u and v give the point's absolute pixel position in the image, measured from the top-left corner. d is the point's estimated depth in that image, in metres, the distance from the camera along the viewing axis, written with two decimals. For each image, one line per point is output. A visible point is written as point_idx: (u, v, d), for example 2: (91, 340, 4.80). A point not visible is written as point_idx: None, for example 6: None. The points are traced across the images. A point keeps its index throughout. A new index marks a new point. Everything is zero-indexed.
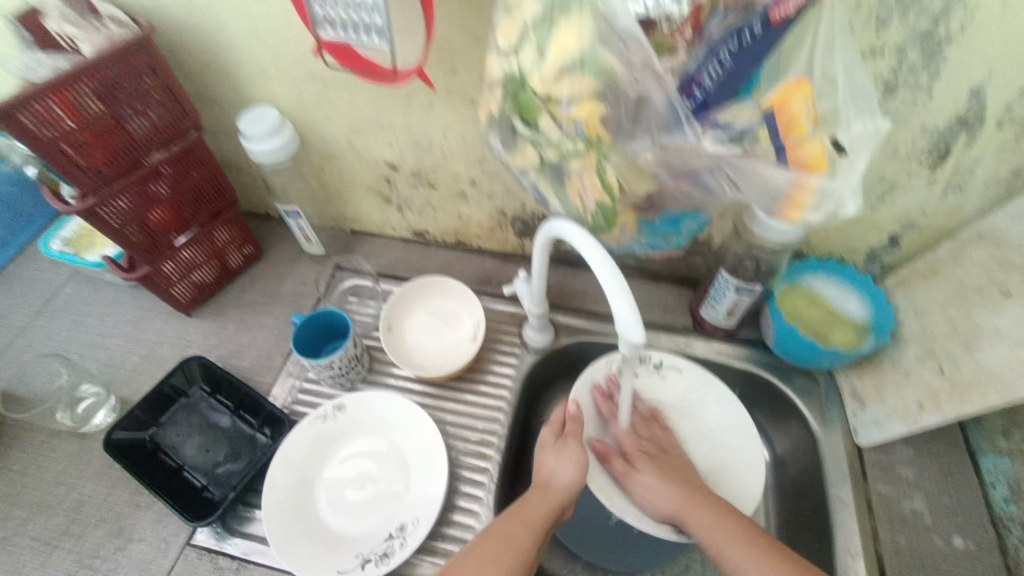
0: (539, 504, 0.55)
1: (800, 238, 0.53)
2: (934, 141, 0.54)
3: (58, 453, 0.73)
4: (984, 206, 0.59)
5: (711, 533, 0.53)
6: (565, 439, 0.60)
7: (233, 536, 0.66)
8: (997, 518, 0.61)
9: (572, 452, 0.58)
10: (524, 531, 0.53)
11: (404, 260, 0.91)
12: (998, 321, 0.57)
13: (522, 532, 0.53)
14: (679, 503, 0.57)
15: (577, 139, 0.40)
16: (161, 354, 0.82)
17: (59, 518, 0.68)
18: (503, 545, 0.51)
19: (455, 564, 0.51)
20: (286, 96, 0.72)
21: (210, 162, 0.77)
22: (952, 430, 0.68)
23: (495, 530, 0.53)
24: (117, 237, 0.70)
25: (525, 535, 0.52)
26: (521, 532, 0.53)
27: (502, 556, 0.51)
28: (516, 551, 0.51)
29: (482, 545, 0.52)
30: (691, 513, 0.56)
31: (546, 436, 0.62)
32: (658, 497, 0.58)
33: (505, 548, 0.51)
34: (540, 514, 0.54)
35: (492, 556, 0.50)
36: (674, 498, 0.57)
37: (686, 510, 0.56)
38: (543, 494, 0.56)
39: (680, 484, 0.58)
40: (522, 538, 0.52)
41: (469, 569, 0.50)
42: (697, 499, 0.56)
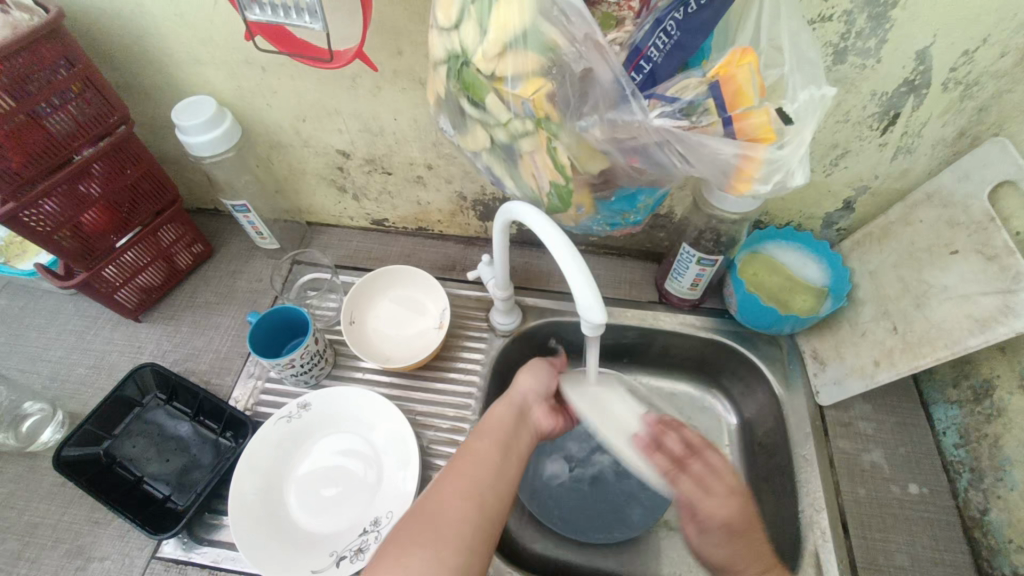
0: (503, 419, 0.58)
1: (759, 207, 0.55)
2: (881, 106, 0.55)
3: (5, 475, 0.69)
4: (930, 167, 0.61)
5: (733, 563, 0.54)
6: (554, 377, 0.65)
7: (201, 544, 0.64)
8: (949, 464, 0.65)
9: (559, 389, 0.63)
10: (498, 453, 0.54)
11: (365, 251, 0.88)
12: (945, 278, 0.59)
13: (484, 443, 0.55)
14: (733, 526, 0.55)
15: (526, 118, 0.39)
16: (111, 364, 0.78)
17: (13, 541, 0.65)
18: (481, 463, 0.53)
19: (435, 481, 0.52)
20: (224, 84, 0.68)
21: (144, 157, 0.72)
22: (905, 385, 0.71)
23: (464, 451, 0.54)
24: (48, 244, 0.65)
25: (500, 457, 0.54)
26: (494, 449, 0.54)
27: (483, 476, 0.52)
28: (480, 461, 0.53)
29: (462, 461, 0.53)
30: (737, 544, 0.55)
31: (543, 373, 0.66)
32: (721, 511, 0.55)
33: (483, 470, 0.52)
34: (498, 424, 0.57)
35: (470, 470, 0.52)
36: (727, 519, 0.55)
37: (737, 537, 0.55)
38: (523, 427, 0.59)
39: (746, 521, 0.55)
40: (482, 447, 0.54)
41: (450, 478, 0.51)
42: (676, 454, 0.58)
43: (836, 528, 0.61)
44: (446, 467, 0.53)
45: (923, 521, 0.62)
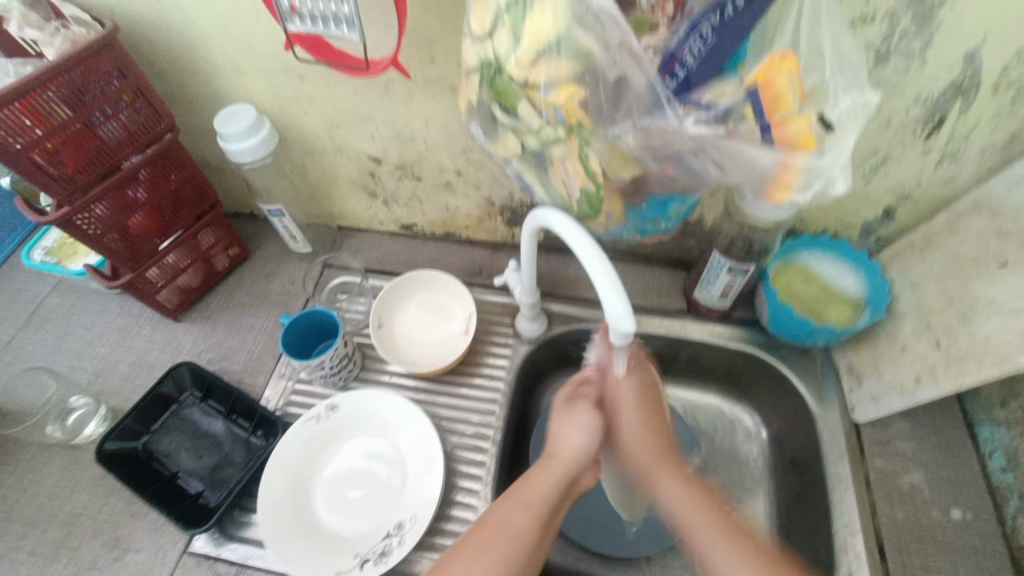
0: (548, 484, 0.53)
1: (795, 216, 0.53)
2: (926, 110, 0.53)
3: (51, 466, 0.73)
4: (978, 174, 0.58)
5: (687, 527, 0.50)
6: (575, 405, 0.60)
7: (230, 541, 0.66)
8: (994, 488, 0.61)
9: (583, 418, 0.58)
10: (520, 513, 0.50)
11: (393, 255, 0.90)
12: (993, 291, 0.57)
13: (519, 516, 0.50)
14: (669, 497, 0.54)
15: (557, 125, 0.40)
16: (151, 362, 0.81)
17: (56, 531, 0.68)
18: (499, 533, 0.48)
19: (452, 551, 0.48)
20: (263, 92, 0.70)
21: (188, 163, 0.75)
22: (949, 403, 0.67)
23: (490, 518, 0.50)
24: (98, 246, 0.69)
25: (525, 523, 0.49)
26: (515, 513, 0.50)
27: (506, 549, 0.47)
28: (512, 537, 0.48)
29: (474, 535, 0.49)
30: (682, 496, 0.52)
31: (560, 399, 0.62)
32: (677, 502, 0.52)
33: (500, 534, 0.48)
34: (540, 496, 0.52)
35: (486, 542, 0.48)
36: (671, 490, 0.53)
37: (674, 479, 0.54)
38: (548, 468, 0.54)
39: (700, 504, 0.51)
40: (519, 521, 0.49)
41: (479, 554, 0.47)
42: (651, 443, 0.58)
43: (872, 551, 0.59)
44: (469, 539, 0.48)
45: (967, 549, 0.59)
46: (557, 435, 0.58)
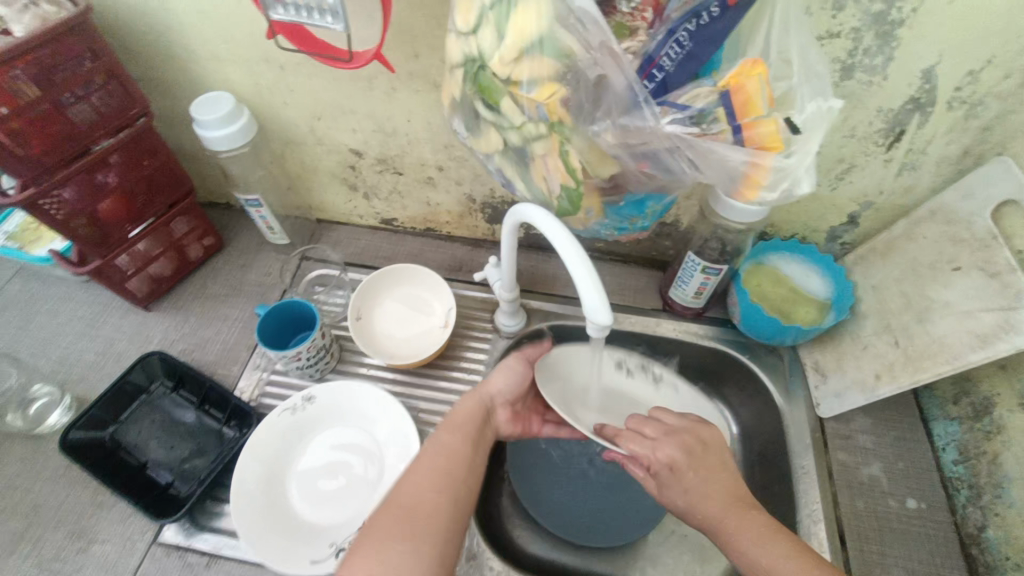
0: (472, 412, 0.59)
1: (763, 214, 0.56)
2: (888, 122, 0.56)
3: (11, 457, 0.70)
4: (935, 184, 0.61)
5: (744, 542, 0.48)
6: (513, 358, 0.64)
7: (202, 531, 0.65)
8: (948, 479, 0.65)
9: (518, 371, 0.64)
10: (454, 437, 0.55)
11: (373, 249, 0.89)
12: (948, 294, 0.59)
13: (452, 439, 0.55)
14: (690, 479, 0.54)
15: (539, 122, 0.41)
16: (119, 351, 0.79)
17: (16, 523, 0.66)
18: (438, 454, 0.53)
19: (399, 478, 0.51)
20: (243, 81, 0.69)
21: (162, 149, 0.73)
22: (906, 399, 0.71)
23: (433, 444, 0.54)
24: (64, 231, 0.67)
25: (461, 445, 0.54)
26: (451, 438, 0.55)
27: (443, 465, 0.52)
28: (447, 453, 0.53)
29: (417, 461, 0.52)
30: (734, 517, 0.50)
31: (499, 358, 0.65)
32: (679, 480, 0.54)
33: (436, 458, 0.52)
34: (465, 418, 0.58)
35: (429, 463, 0.51)
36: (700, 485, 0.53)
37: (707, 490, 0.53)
38: (478, 400, 0.61)
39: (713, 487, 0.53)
40: (455, 444, 0.54)
41: (421, 473, 0.50)
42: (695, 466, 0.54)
43: (833, 539, 0.61)
44: (414, 458, 0.53)
45: (921, 536, 0.62)
46: (484, 376, 0.64)
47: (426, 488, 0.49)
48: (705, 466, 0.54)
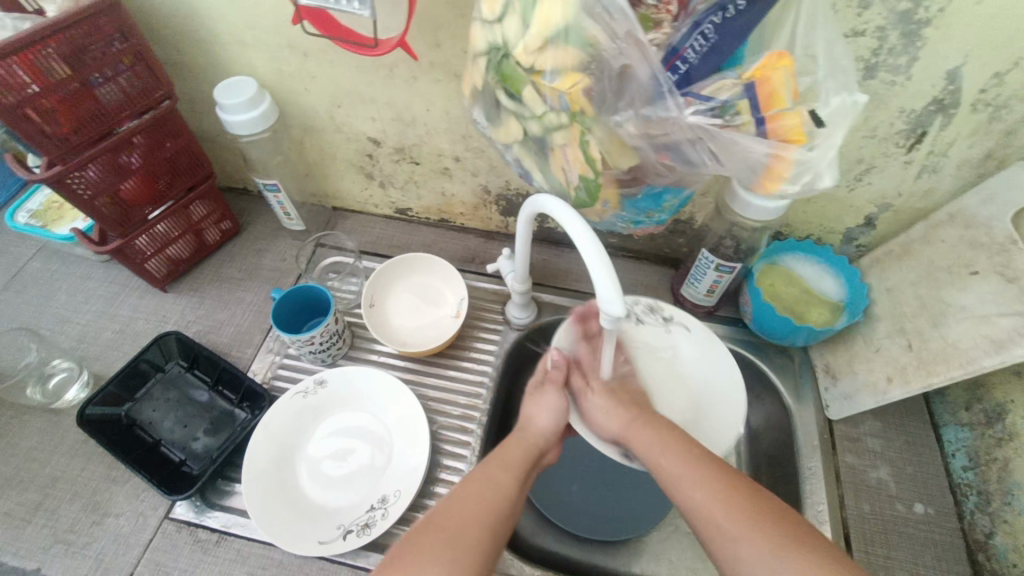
0: (520, 454, 0.58)
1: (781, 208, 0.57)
2: (909, 123, 0.56)
3: (30, 429, 0.72)
4: (955, 188, 0.61)
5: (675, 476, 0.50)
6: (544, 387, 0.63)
7: (212, 509, 0.66)
8: (956, 485, 0.64)
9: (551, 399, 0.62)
10: (504, 473, 0.55)
11: (387, 238, 0.90)
12: (964, 297, 0.59)
13: (501, 474, 0.54)
14: (625, 426, 0.57)
15: (561, 112, 0.41)
16: (136, 331, 0.80)
17: (33, 493, 0.67)
18: (482, 487, 0.52)
19: (436, 510, 0.50)
20: (265, 66, 0.70)
21: (184, 132, 0.74)
22: (917, 404, 0.70)
23: (474, 478, 0.54)
24: (87, 210, 0.68)
25: (505, 477, 0.54)
26: (499, 472, 0.55)
27: (492, 500, 0.51)
28: (497, 489, 0.53)
29: (464, 488, 0.52)
30: (660, 450, 0.53)
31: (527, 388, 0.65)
32: (609, 421, 0.58)
33: (485, 489, 0.52)
34: (519, 459, 0.57)
35: (476, 494, 0.51)
36: (619, 420, 0.58)
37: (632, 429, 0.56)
38: (521, 440, 0.59)
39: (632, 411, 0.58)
40: (502, 479, 0.54)
41: (465, 507, 0.50)
42: (646, 421, 0.57)
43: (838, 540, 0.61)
44: (455, 490, 0.52)
45: (927, 541, 0.61)
46: (529, 413, 0.62)
47: (471, 521, 0.48)
48: (648, 425, 0.56)
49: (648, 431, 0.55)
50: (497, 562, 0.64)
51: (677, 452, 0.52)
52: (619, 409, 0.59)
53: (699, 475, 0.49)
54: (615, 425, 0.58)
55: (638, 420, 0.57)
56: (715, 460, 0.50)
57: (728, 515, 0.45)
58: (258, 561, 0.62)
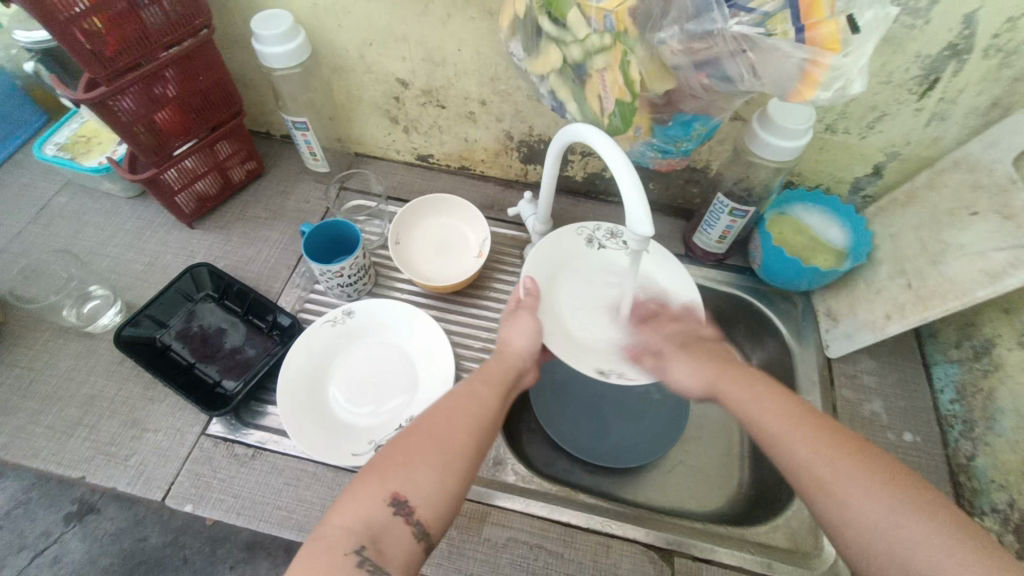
0: (501, 373, 0.60)
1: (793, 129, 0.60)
2: (923, 68, 0.59)
3: (66, 351, 0.74)
4: (961, 135, 0.65)
5: (744, 402, 0.53)
6: (518, 311, 0.64)
7: (248, 427, 0.69)
8: (944, 417, 0.69)
9: (527, 322, 0.62)
10: (488, 391, 0.57)
11: (409, 184, 0.92)
12: (963, 237, 0.63)
13: (484, 391, 0.57)
14: (713, 378, 0.58)
15: (605, 33, 0.44)
16: (165, 264, 0.83)
17: (73, 410, 0.70)
18: (468, 401, 0.55)
19: (422, 418, 0.53)
20: (300, 1, 0.72)
21: (218, 66, 0.75)
22: (910, 346, 0.75)
23: (461, 391, 0.56)
24: (125, 135, 0.70)
25: (488, 394, 0.57)
26: (483, 389, 0.57)
27: (477, 415, 0.54)
28: (483, 406, 0.55)
29: (449, 401, 0.55)
30: (726, 385, 0.56)
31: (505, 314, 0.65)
32: (692, 376, 0.59)
33: (468, 404, 0.55)
34: (499, 376, 0.59)
35: (462, 407, 0.54)
36: (706, 376, 0.59)
37: (719, 381, 0.57)
38: (500, 361, 0.61)
39: (709, 363, 0.59)
40: (485, 396, 0.56)
41: (452, 415, 0.53)
42: (733, 376, 0.57)
43: None
44: (440, 402, 0.55)
45: (915, 464, 0.67)
46: (504, 337, 0.63)
47: (457, 429, 0.52)
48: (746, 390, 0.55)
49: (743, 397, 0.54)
50: (515, 478, 0.68)
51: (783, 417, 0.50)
52: (693, 362, 0.60)
53: (806, 434, 0.48)
54: (693, 373, 0.59)
55: (726, 373, 0.58)
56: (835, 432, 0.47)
57: (836, 470, 0.44)
58: (294, 473, 0.66)
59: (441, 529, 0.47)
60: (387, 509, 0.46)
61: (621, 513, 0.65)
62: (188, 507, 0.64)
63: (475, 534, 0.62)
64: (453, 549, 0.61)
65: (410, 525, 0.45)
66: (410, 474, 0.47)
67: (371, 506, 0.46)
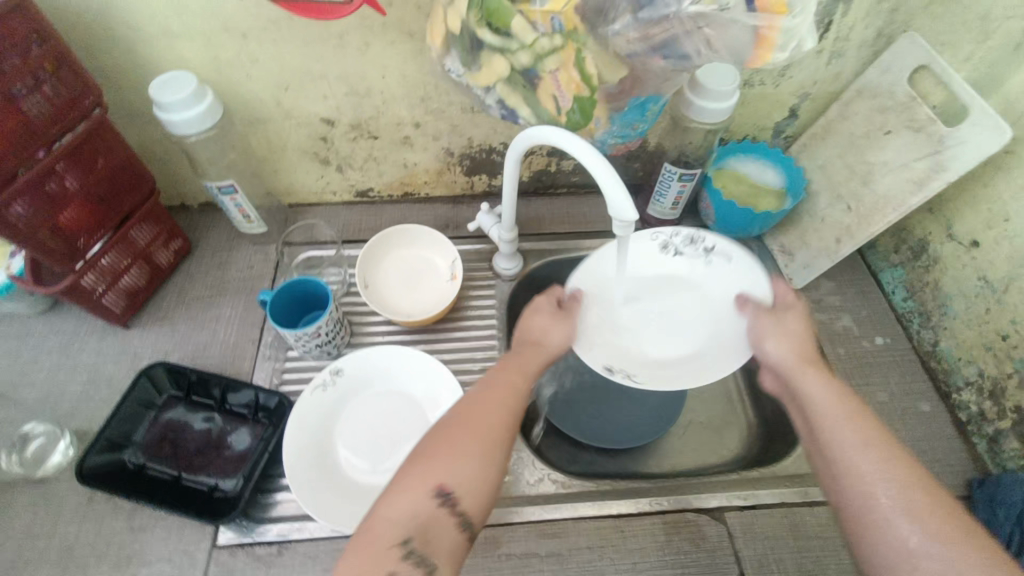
0: (533, 359, 0.58)
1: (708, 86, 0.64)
2: (818, 14, 0.65)
3: (18, 505, 0.64)
4: (857, 66, 0.72)
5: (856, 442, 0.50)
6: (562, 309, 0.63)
7: (262, 523, 0.63)
8: (902, 315, 0.78)
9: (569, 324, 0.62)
10: (522, 378, 0.56)
11: (355, 223, 0.88)
12: (883, 155, 0.70)
13: (518, 378, 0.56)
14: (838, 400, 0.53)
15: (554, 34, 0.45)
16: (108, 375, 0.73)
17: (48, 569, 0.60)
18: (503, 391, 0.54)
19: (458, 409, 0.52)
20: (199, 57, 0.66)
21: (120, 146, 0.67)
22: (856, 260, 0.83)
23: (494, 379, 0.55)
24: (28, 244, 0.61)
25: (523, 382, 0.55)
26: (517, 376, 0.56)
27: (511, 403, 0.53)
28: (517, 392, 0.54)
29: (485, 391, 0.54)
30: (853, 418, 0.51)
31: (542, 303, 0.63)
32: (814, 388, 0.55)
33: (506, 393, 0.54)
34: (533, 363, 0.58)
35: (499, 398, 0.53)
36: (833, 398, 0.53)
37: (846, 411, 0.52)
38: (536, 349, 0.59)
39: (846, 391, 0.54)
40: (520, 384, 0.55)
41: (489, 405, 0.52)
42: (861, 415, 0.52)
43: None
44: (473, 390, 0.54)
45: (893, 363, 0.74)
46: (542, 329, 0.61)
47: (492, 419, 0.51)
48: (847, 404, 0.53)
49: (835, 410, 0.52)
50: (556, 487, 0.67)
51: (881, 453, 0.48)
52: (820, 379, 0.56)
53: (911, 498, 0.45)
54: (820, 387, 0.55)
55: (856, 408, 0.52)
56: (929, 481, 0.46)
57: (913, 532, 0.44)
58: (330, 556, 0.61)
59: (481, 518, 0.47)
60: (433, 501, 0.46)
61: (666, 488, 0.66)
62: None
63: (536, 555, 0.61)
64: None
65: (455, 515, 0.46)
66: (454, 466, 0.47)
67: (416, 499, 0.46)
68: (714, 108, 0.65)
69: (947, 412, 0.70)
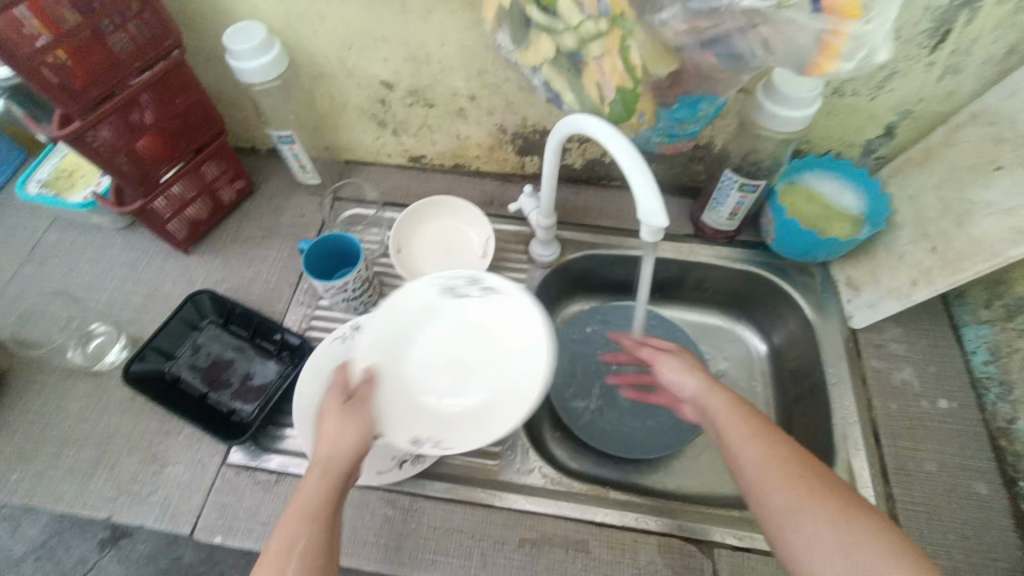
0: (313, 478, 0.50)
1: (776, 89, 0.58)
2: (936, 20, 0.55)
3: (76, 392, 0.73)
4: (979, 86, 0.61)
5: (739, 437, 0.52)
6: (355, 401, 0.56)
7: (267, 453, 0.68)
8: (977, 379, 0.67)
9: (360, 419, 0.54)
10: (314, 495, 0.49)
11: (404, 187, 0.90)
12: (989, 194, 0.60)
13: (314, 500, 0.49)
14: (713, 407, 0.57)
15: (600, 18, 0.42)
16: (165, 293, 0.81)
17: (89, 452, 0.69)
18: (300, 522, 0.48)
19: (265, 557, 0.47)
20: (272, 11, 0.68)
21: (195, 86, 0.72)
22: (937, 308, 0.73)
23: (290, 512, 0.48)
24: (108, 167, 0.67)
25: (315, 506, 0.49)
26: (309, 500, 0.49)
27: (315, 541, 0.47)
28: (314, 522, 0.48)
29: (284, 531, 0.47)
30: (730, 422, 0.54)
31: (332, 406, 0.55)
32: (707, 398, 0.58)
33: (305, 525, 0.48)
34: (322, 496, 0.49)
35: (297, 537, 0.47)
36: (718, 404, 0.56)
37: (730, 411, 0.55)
38: (319, 475, 0.50)
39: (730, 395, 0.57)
40: (308, 516, 0.48)
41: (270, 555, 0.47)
42: (740, 413, 0.54)
43: (868, 438, 0.65)
44: (281, 528, 0.48)
45: (952, 431, 0.65)
46: (334, 439, 0.52)
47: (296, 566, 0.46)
48: (743, 422, 0.53)
49: (735, 430, 0.53)
50: (543, 481, 0.66)
51: (773, 460, 0.49)
52: (711, 388, 0.58)
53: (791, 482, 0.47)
54: (710, 396, 0.58)
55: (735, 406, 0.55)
56: (804, 465, 0.48)
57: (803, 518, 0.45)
58: None
59: None
60: None
61: (678, 511, 0.63)
62: (217, 538, 0.63)
63: (508, 541, 0.61)
64: (487, 559, 0.60)
65: None
66: None
67: None
68: (787, 110, 0.57)
69: (1004, 500, 0.61)
